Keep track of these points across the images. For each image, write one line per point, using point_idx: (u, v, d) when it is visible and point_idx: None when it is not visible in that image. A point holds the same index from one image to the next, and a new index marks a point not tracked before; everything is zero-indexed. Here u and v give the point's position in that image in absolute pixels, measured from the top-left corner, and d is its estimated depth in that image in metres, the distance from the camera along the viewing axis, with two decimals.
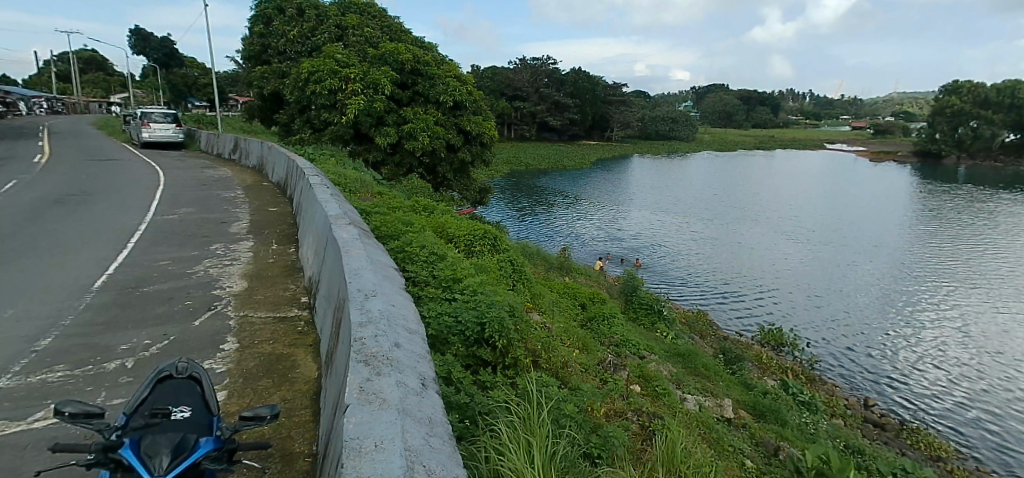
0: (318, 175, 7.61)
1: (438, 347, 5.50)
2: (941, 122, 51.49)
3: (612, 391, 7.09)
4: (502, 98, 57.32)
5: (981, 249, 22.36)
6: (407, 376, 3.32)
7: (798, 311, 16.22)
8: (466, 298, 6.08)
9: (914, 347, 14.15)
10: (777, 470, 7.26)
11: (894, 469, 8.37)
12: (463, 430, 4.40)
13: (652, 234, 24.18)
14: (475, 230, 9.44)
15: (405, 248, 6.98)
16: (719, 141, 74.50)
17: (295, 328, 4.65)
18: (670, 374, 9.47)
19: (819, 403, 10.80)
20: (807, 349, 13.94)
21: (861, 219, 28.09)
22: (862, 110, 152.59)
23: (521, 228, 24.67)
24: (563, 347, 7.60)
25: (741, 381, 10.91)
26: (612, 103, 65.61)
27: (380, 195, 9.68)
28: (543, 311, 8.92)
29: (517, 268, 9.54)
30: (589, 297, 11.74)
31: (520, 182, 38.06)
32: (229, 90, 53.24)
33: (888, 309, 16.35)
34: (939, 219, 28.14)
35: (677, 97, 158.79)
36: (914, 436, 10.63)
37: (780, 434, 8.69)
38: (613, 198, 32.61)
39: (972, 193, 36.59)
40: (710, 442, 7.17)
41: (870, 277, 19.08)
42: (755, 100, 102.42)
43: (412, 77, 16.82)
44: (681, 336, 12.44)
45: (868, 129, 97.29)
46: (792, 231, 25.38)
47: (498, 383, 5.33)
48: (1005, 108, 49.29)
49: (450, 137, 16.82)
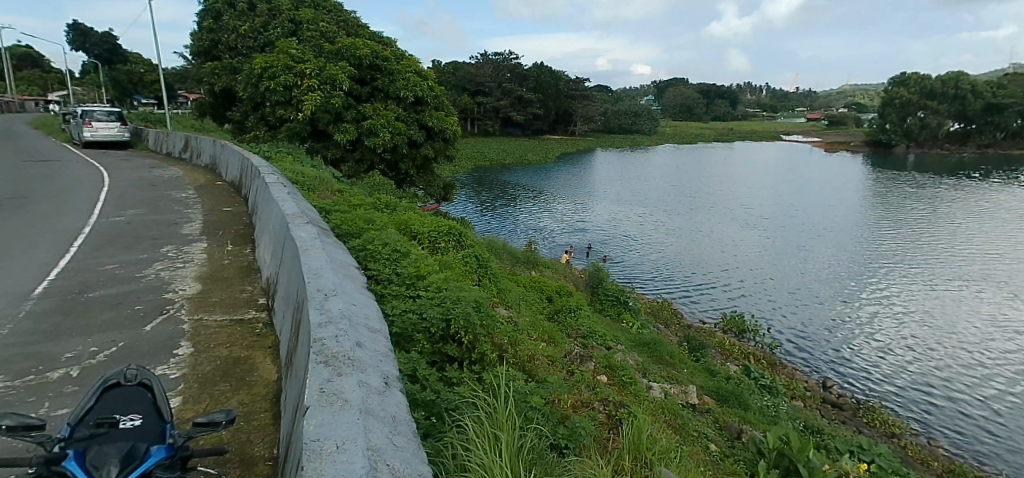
0: (274, 174, 7.43)
1: (403, 345, 5.48)
2: (890, 113, 53.53)
3: (578, 381, 7.17)
4: (465, 93, 57.11)
5: (927, 233, 23.40)
6: (370, 376, 3.30)
7: (760, 298, 16.67)
8: (431, 295, 6.07)
9: (868, 328, 14.74)
10: (739, 452, 7.50)
11: (850, 448, 8.85)
12: (429, 428, 4.40)
13: (617, 227, 24.47)
14: (440, 226, 9.40)
15: (367, 246, 6.86)
16: (680, 134, 75.81)
17: (254, 330, 4.54)
18: (636, 363, 9.66)
19: (779, 386, 11.16)
20: (767, 334, 14.39)
21: (816, 207, 29.04)
22: (815, 102, 157.64)
23: (487, 224, 24.60)
24: (530, 341, 7.67)
25: (704, 368, 11.17)
26: (575, 98, 65.96)
27: (339, 193, 9.52)
28: (509, 306, 8.93)
29: (482, 264, 9.52)
30: (556, 290, 11.82)
31: (485, 177, 38.02)
32: (177, 87, 51.33)
33: (844, 293, 16.97)
34: (888, 206, 29.31)
35: (638, 91, 160.71)
36: (870, 414, 11.09)
37: (743, 417, 8.96)
38: (578, 192, 32.85)
39: (919, 180, 38.20)
40: (675, 428, 7.36)
41: (824, 262, 19.79)
42: (714, 93, 104.51)
43: (372, 73, 16.55)
44: (646, 326, 12.69)
45: (822, 120, 100.39)
46: (749, 220, 26.11)
47: (465, 379, 5.32)
48: (949, 98, 51.41)
49: (411, 132, 16.63)
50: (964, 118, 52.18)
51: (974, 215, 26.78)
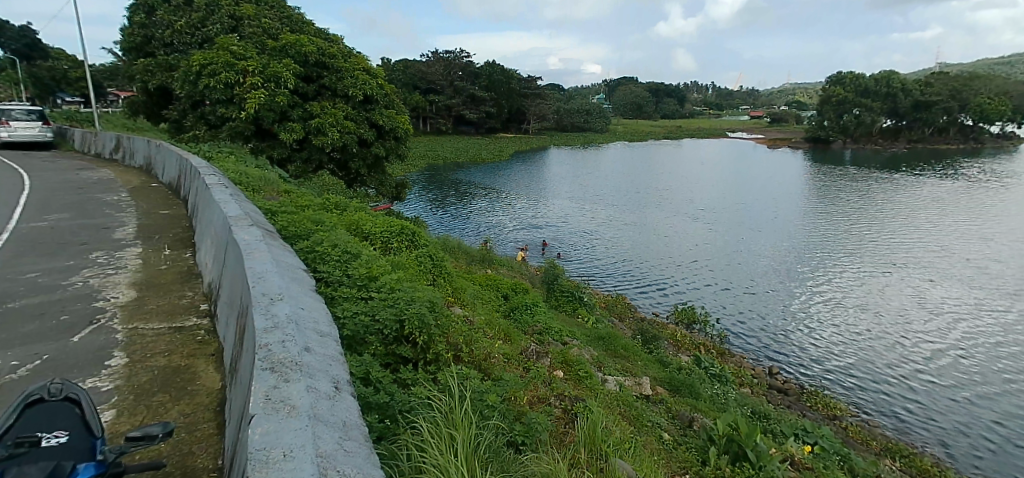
0: (214, 174, 7.15)
1: (355, 348, 5.38)
2: (828, 110, 56.09)
3: (533, 377, 7.22)
4: (416, 91, 56.41)
5: (864, 223, 24.64)
6: (319, 381, 3.25)
7: (711, 290, 17.21)
8: (384, 296, 5.99)
9: (810, 315, 15.40)
10: (692, 439, 7.73)
11: (795, 430, 9.33)
12: (383, 430, 4.36)
13: (572, 224, 24.72)
14: (392, 226, 9.26)
15: (315, 248, 6.69)
16: (631, 131, 77.20)
17: (195, 337, 4.37)
18: (591, 357, 9.81)
19: (728, 375, 11.57)
20: (716, 325, 14.90)
21: (760, 201, 30.20)
22: (758, 100, 163.89)
23: (441, 223, 24.41)
24: (485, 340, 7.67)
25: (657, 359, 11.45)
26: (528, 96, 66.09)
27: (286, 194, 9.27)
28: (464, 304, 8.90)
29: (437, 263, 9.45)
30: (512, 287, 11.88)
31: (439, 175, 37.79)
32: (107, 84, 48.52)
33: (787, 282, 17.72)
34: (825, 198, 30.77)
35: (589, 90, 162.92)
36: (813, 398, 11.63)
37: (694, 406, 9.23)
38: (532, 190, 33.02)
39: (855, 174, 40.19)
40: (630, 419, 7.54)
41: (769, 253, 20.58)
42: (662, 92, 106.95)
43: (318, 70, 16.18)
44: (601, 320, 12.94)
45: (765, 117, 104.07)
46: (697, 214, 26.88)
47: (419, 379, 5.29)
48: (882, 96, 54.14)
49: (361, 131, 16.37)
50: (896, 115, 55.09)
51: (905, 206, 28.39)
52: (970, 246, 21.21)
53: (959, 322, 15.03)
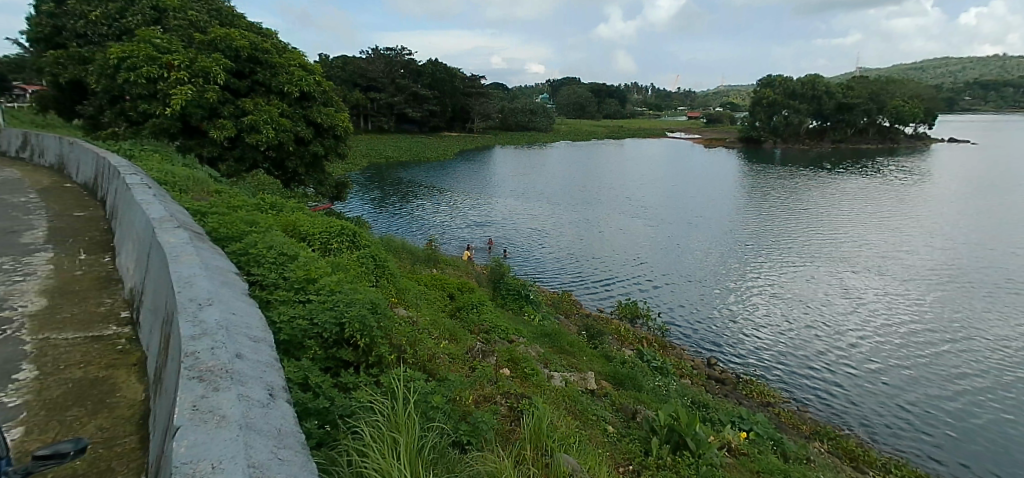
0: (136, 174, 6.77)
1: (293, 353, 5.22)
2: (760, 112, 58.80)
3: (479, 376, 7.21)
4: (356, 89, 55.27)
5: (793, 219, 26.00)
6: (252, 388, 3.15)
7: (653, 285, 17.71)
8: (323, 299, 5.85)
9: (745, 307, 16.11)
10: (635, 430, 7.93)
11: (732, 418, 9.78)
12: (323, 437, 4.25)
13: (517, 222, 24.84)
14: (331, 226, 9.03)
15: (249, 250, 6.45)
16: (574, 131, 78.27)
17: (115, 347, 4.12)
18: (538, 354, 9.91)
19: (669, 367, 11.96)
20: (658, 319, 15.37)
21: (698, 198, 31.33)
22: (695, 101, 169.69)
23: (385, 223, 24.02)
24: (430, 340, 7.61)
25: (602, 354, 11.69)
26: (472, 95, 65.54)
27: (217, 194, 8.89)
28: (408, 305, 8.79)
29: (379, 264, 9.30)
30: (457, 287, 11.83)
31: (382, 175, 37.14)
32: (14, 77, 44.91)
33: (723, 275, 18.47)
34: (758, 195, 32.25)
35: (534, 90, 164.19)
36: (748, 386, 12.17)
37: (637, 398, 9.50)
38: (478, 189, 32.98)
39: (784, 172, 42.33)
40: (575, 414, 7.67)
41: (707, 248, 21.38)
42: (604, 93, 109.11)
43: (250, 65, 15.60)
44: (547, 317, 13.09)
45: (702, 118, 107.94)
46: (639, 212, 27.62)
47: (361, 383, 5.19)
48: (808, 98, 57.17)
49: (298, 129, 15.93)
50: (821, 116, 58.33)
51: (829, 202, 30.15)
52: (886, 238, 22.79)
53: (878, 308, 16.06)
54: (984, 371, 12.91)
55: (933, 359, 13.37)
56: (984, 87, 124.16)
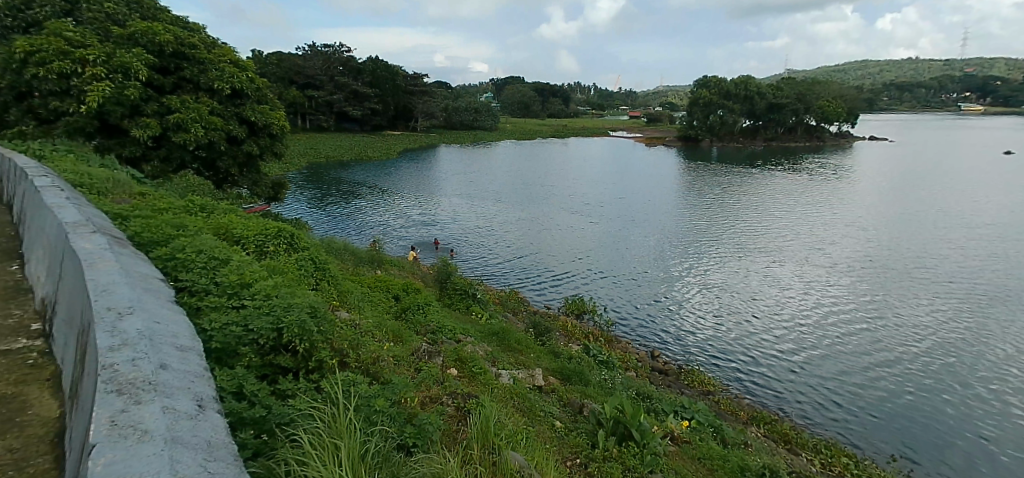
0: (45, 176, 6.32)
1: (226, 361, 5.01)
2: (696, 111, 60.92)
3: (424, 378, 7.13)
4: (293, 86, 53.57)
5: (730, 214, 27.09)
6: (178, 400, 3.01)
7: (599, 281, 18.05)
8: (258, 304, 5.65)
9: (685, 300, 16.67)
10: (582, 424, 8.05)
11: (675, 407, 10.11)
12: (260, 446, 4.12)
13: (463, 221, 24.73)
14: (267, 229, 8.73)
15: (176, 255, 6.15)
16: (519, 129, 78.61)
17: (26, 362, 3.84)
18: (485, 353, 9.92)
19: (614, 360, 12.23)
20: (604, 314, 15.71)
21: (640, 195, 32.17)
22: (637, 100, 173.83)
23: (327, 224, 23.40)
24: (374, 343, 7.48)
25: (549, 350, 11.80)
26: (415, 93, 64.84)
27: (140, 196, 8.42)
28: (351, 308, 8.59)
29: (319, 266, 9.05)
30: (403, 288, 11.65)
31: (323, 175, 36.14)
32: None
33: (665, 269, 19.04)
34: (697, 192, 33.42)
35: (479, 89, 163.81)
36: (690, 376, 12.60)
37: (584, 392, 9.66)
38: (423, 188, 32.64)
39: (721, 169, 44.04)
40: (523, 411, 7.73)
41: (650, 244, 21.96)
42: (548, 92, 110.18)
43: (176, 61, 14.87)
44: (494, 316, 13.10)
45: (642, 117, 110.71)
46: (584, 209, 28.10)
47: (300, 390, 5.03)
48: (742, 98, 59.68)
49: (230, 127, 15.33)
50: (753, 116, 61.00)
51: (762, 197, 31.60)
52: (813, 230, 24.11)
53: (807, 297, 16.97)
54: (902, 351, 13.84)
55: (857, 342, 14.23)
56: (898, 90, 133.38)
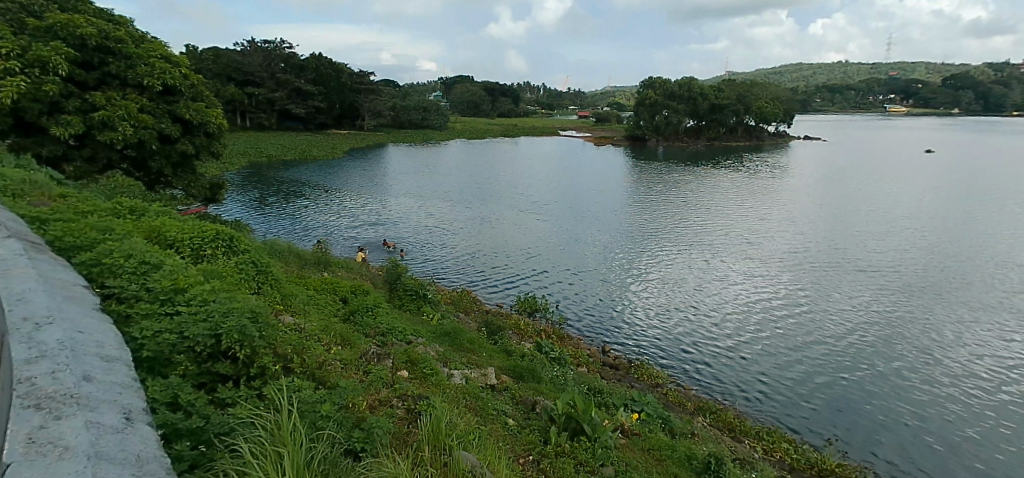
0: None
1: (158, 370, 4.78)
2: (642, 111, 62.33)
3: (373, 381, 7.00)
4: (231, 83, 51.62)
5: (676, 211, 27.85)
6: (104, 414, 2.87)
7: (550, 279, 18.20)
8: (194, 310, 5.41)
9: (633, 296, 17.04)
10: (535, 421, 8.10)
11: (625, 401, 10.34)
12: (197, 458, 3.96)
13: (412, 221, 24.42)
14: (203, 232, 8.39)
15: (102, 260, 5.83)
16: (469, 128, 78.33)
17: None
18: (437, 354, 9.86)
19: (566, 357, 12.39)
20: (556, 311, 15.91)
21: (589, 194, 32.65)
22: (586, 100, 176.15)
23: (269, 226, 22.63)
24: (320, 347, 7.29)
25: (502, 349, 11.83)
26: (361, 91, 63.60)
27: (61, 198, 7.92)
28: (295, 312, 8.33)
29: (262, 269, 8.74)
30: (351, 290, 11.41)
31: (266, 175, 34.94)
32: None
33: (614, 266, 19.42)
34: (645, 190, 34.22)
35: (428, 88, 161.88)
36: (639, 370, 12.90)
37: (537, 390, 9.75)
38: (372, 188, 32.05)
39: (666, 168, 45.24)
40: (476, 410, 7.73)
41: (600, 242, 22.35)
42: (498, 92, 110.18)
43: (100, 56, 14.06)
44: (446, 316, 13.00)
45: (591, 118, 112.35)
46: (535, 208, 28.30)
47: (241, 397, 4.83)
48: (685, 99, 61.48)
49: (162, 126, 14.61)
50: (697, 116, 62.93)
51: (706, 195, 32.64)
52: (753, 226, 25.14)
53: (749, 290, 17.64)
54: (834, 339, 14.62)
55: (794, 332, 14.93)
56: (829, 92, 140.65)
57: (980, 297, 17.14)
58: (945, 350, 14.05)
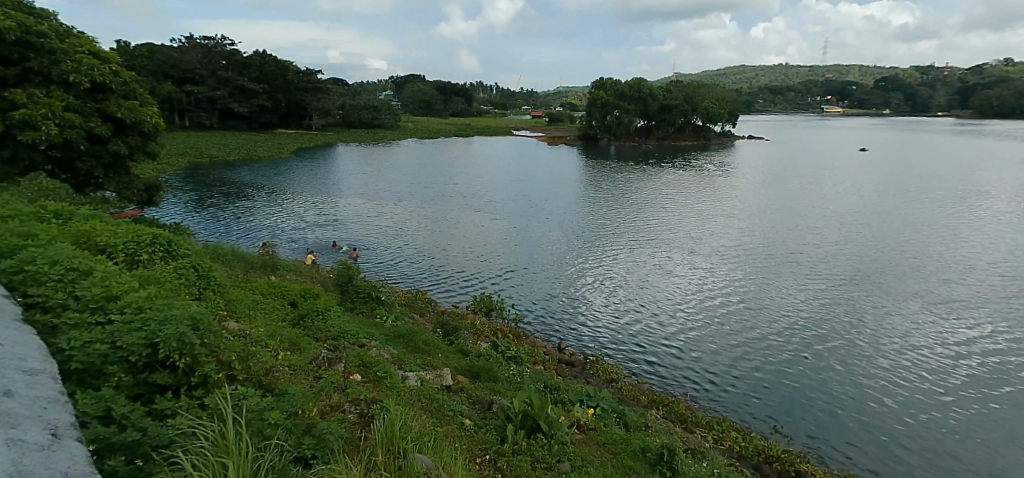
0: None
1: (90, 382, 4.52)
2: (594, 111, 63.24)
3: (323, 386, 6.84)
4: (167, 80, 49.48)
5: (629, 209, 28.37)
6: (30, 431, 2.74)
7: (506, 279, 18.22)
8: (129, 318, 5.15)
9: (588, 293, 17.26)
10: (492, 420, 8.08)
11: (581, 397, 10.49)
12: (134, 473, 3.77)
13: (363, 223, 23.98)
14: (140, 236, 7.98)
15: (24, 268, 5.49)
16: (422, 128, 77.54)
17: None
18: (391, 356, 9.71)
19: (522, 355, 12.45)
20: (512, 310, 15.97)
21: (544, 193, 32.86)
22: (539, 101, 177.33)
23: (211, 229, 21.76)
24: (267, 353, 7.06)
25: (458, 349, 11.77)
26: (308, 90, 62.03)
27: None
28: (241, 318, 8.04)
29: (204, 274, 8.39)
30: (300, 293, 11.12)
31: (208, 176, 33.61)
32: None
33: (569, 265, 19.61)
34: (599, 189, 34.72)
35: (378, 88, 159.20)
36: (595, 366, 13.09)
37: (494, 389, 9.74)
38: (322, 189, 31.25)
39: (618, 167, 46.06)
40: (431, 412, 7.66)
41: (555, 240, 22.53)
42: (451, 91, 109.39)
43: (20, 51, 13.23)
44: (400, 318, 12.83)
45: (544, 118, 113.03)
46: (490, 208, 28.28)
47: (181, 408, 4.63)
48: (635, 100, 62.75)
49: (91, 125, 13.83)
50: (646, 116, 64.30)
51: (657, 193, 33.37)
52: (701, 223, 25.93)
53: (699, 285, 18.16)
54: (778, 330, 15.22)
55: (741, 324, 15.46)
56: (771, 94, 146.44)
57: (910, 287, 18.17)
58: (878, 337, 14.83)
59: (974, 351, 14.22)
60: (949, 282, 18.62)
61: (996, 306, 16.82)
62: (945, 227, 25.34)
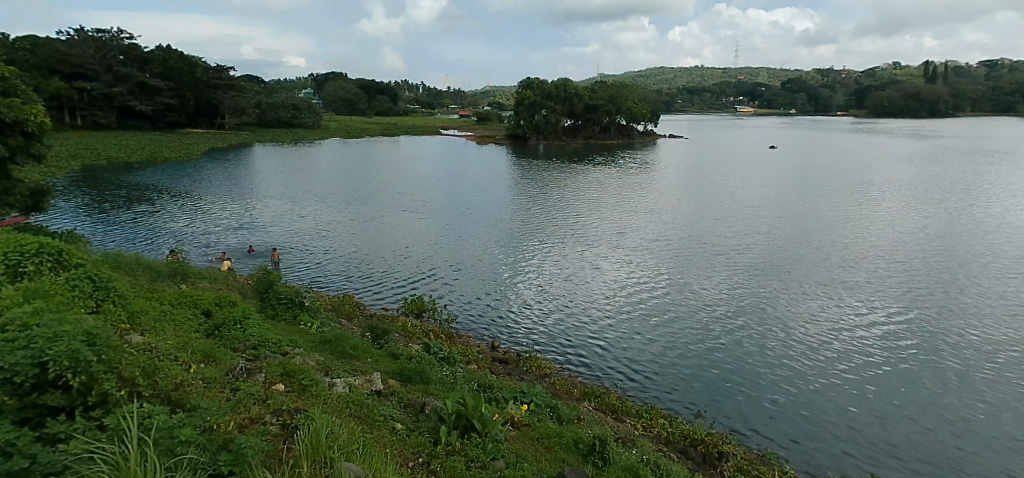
0: None
1: None
2: (522, 111, 63.73)
3: (242, 399, 6.51)
4: (54, 76, 45.27)
5: (558, 207, 28.79)
6: None
7: (437, 280, 18.01)
8: (10, 338, 4.67)
9: (520, 291, 17.38)
10: (424, 422, 7.94)
11: (515, 393, 10.56)
12: None
13: (285, 226, 22.96)
14: (24, 248, 7.24)
15: None
16: (346, 128, 75.33)
17: None
18: (316, 363, 9.36)
19: (455, 355, 12.37)
20: (443, 310, 15.86)
21: (474, 193, 32.75)
22: (467, 100, 176.82)
23: (109, 236, 20.11)
24: (177, 367, 6.62)
25: (388, 352, 11.53)
26: (220, 87, 58.67)
27: None
28: (146, 331, 7.49)
29: (103, 284, 7.75)
30: (215, 302, 10.51)
31: (108, 180, 31.09)
32: None
33: (501, 263, 19.65)
34: (529, 188, 35.06)
35: (299, 86, 153.38)
36: (528, 362, 13.22)
37: (426, 391, 9.62)
38: (240, 192, 29.67)
39: (546, 166, 46.66)
40: (361, 418, 7.47)
41: (486, 240, 22.49)
42: (376, 89, 106.78)
43: None
44: (326, 324, 12.40)
45: (472, 117, 112.75)
46: (419, 208, 27.86)
47: (79, 430, 4.26)
48: (562, 99, 63.76)
49: None
50: (573, 115, 65.50)
51: (585, 190, 34.08)
52: (627, 219, 26.67)
53: (627, 279, 18.72)
54: (699, 319, 15.97)
55: (666, 315, 16.07)
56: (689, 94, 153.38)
57: (815, 275, 19.54)
58: (787, 322, 15.89)
59: (870, 330, 15.50)
60: (848, 267, 20.21)
61: (888, 288, 18.38)
62: (847, 218, 27.38)
